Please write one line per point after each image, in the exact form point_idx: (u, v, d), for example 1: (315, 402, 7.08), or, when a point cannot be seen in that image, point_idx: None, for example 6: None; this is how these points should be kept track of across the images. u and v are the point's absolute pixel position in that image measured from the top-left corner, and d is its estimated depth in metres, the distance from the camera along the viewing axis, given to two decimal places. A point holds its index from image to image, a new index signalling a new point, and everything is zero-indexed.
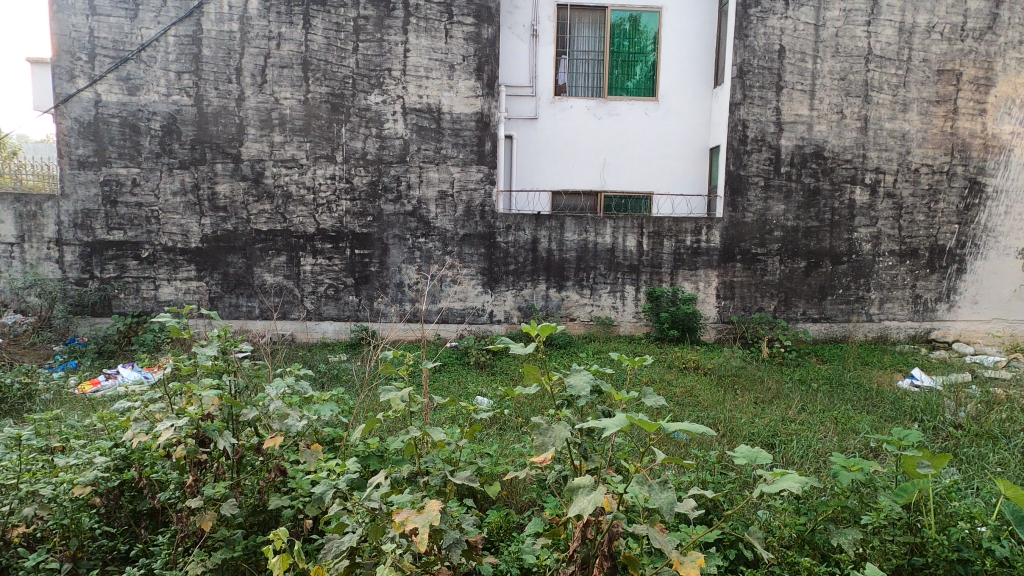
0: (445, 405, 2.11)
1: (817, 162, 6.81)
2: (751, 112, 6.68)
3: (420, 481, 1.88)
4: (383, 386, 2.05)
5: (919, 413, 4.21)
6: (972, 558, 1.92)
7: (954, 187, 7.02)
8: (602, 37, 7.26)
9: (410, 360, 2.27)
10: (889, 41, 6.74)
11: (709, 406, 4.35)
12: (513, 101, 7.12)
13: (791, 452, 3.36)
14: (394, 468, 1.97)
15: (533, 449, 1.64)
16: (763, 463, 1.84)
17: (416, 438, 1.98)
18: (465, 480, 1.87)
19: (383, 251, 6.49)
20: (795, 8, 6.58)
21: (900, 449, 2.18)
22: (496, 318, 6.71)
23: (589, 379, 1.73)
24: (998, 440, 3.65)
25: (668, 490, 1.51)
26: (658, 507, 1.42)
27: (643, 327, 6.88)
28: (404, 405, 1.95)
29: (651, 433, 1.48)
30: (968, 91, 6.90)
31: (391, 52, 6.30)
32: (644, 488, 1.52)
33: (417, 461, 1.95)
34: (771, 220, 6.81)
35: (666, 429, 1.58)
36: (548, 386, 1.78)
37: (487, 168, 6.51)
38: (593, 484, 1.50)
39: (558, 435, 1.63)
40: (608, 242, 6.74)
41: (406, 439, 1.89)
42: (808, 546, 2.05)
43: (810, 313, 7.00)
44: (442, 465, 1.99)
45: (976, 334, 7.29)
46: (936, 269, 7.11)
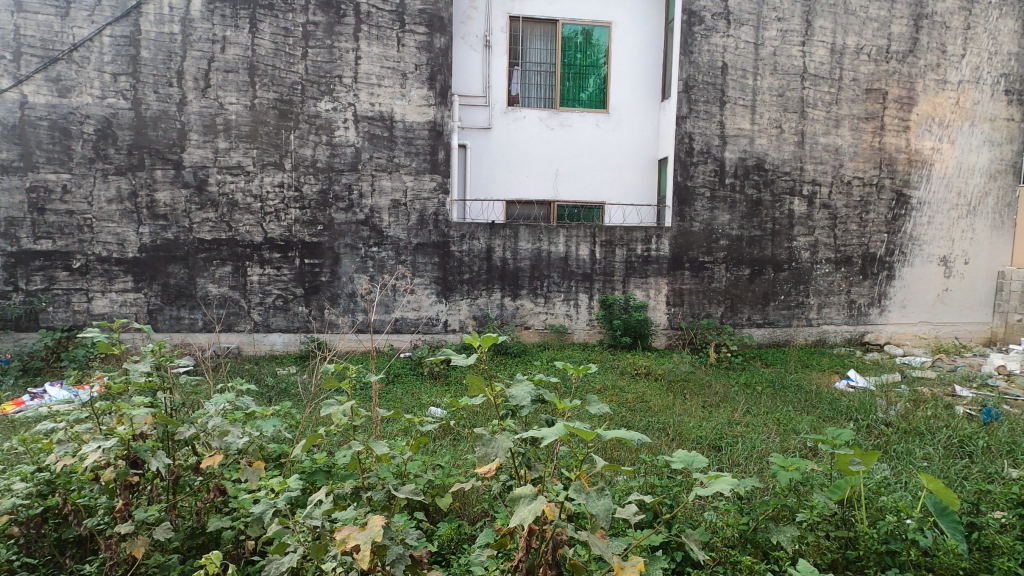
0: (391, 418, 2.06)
1: (758, 174, 7.12)
2: (697, 125, 6.93)
3: (363, 497, 1.85)
4: (324, 400, 1.99)
5: (854, 412, 4.44)
6: (898, 549, 2.05)
7: (883, 199, 7.48)
8: (554, 49, 7.37)
9: (353, 374, 2.23)
10: (822, 61, 7.14)
11: (660, 411, 4.46)
12: (467, 110, 7.12)
13: (736, 453, 3.47)
14: (338, 484, 1.93)
15: (477, 460, 1.65)
16: (699, 467, 1.90)
17: (360, 452, 1.94)
18: (410, 493, 1.84)
19: (335, 260, 6.35)
20: (737, 27, 6.89)
21: (833, 448, 2.30)
22: (451, 327, 6.67)
23: (530, 389, 1.72)
24: (923, 436, 3.89)
25: (607, 497, 1.51)
26: (596, 515, 1.43)
27: (597, 335, 7.00)
28: (347, 419, 1.90)
29: (590, 441, 1.49)
30: (893, 109, 7.38)
31: (342, 59, 6.21)
32: (584, 495, 1.51)
33: (362, 475, 1.92)
34: (717, 229, 7.08)
35: (604, 437, 1.59)
36: (493, 397, 1.78)
37: (441, 177, 6.49)
38: (535, 494, 1.50)
39: (501, 445, 1.63)
40: (562, 251, 6.82)
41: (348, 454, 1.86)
42: (751, 545, 2.10)
43: (755, 319, 7.29)
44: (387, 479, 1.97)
45: (905, 336, 7.76)
46: (868, 275, 7.54)
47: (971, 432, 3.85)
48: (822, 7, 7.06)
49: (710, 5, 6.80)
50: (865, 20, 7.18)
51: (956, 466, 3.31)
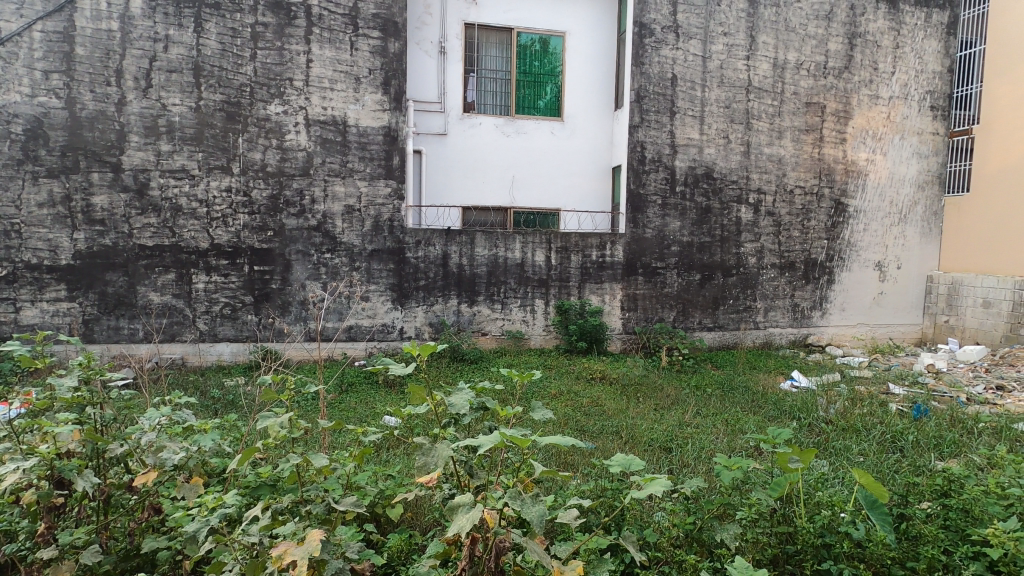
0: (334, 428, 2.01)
1: (707, 182, 7.36)
2: (649, 134, 7.11)
3: (302, 510, 1.81)
4: (262, 413, 1.95)
5: (796, 412, 4.64)
6: (833, 542, 2.12)
7: (823, 207, 7.85)
8: (509, 57, 7.42)
9: (292, 385, 2.19)
10: (765, 74, 7.45)
11: (613, 414, 4.53)
12: (421, 116, 7.09)
13: (686, 454, 3.55)
14: (276, 499, 1.88)
15: (417, 470, 1.64)
16: (637, 469, 1.93)
17: (299, 465, 1.90)
18: (350, 506, 1.82)
19: (286, 267, 6.19)
20: (685, 40, 7.12)
21: (774, 447, 2.38)
22: (406, 334, 6.60)
23: (470, 397, 1.72)
24: (860, 432, 4.10)
25: (542, 504, 1.52)
26: (529, 522, 1.44)
27: (553, 340, 7.05)
28: (285, 432, 1.86)
29: (525, 447, 1.50)
30: (831, 122, 7.77)
31: (293, 62, 6.08)
32: (519, 501, 1.52)
33: (300, 489, 1.87)
34: (669, 235, 7.26)
35: (540, 443, 1.61)
36: (434, 407, 1.77)
37: (396, 182, 6.43)
38: (474, 503, 1.53)
39: (440, 454, 1.63)
40: (518, 257, 6.86)
41: (286, 467, 1.83)
42: (696, 544, 2.16)
43: (705, 322, 7.51)
44: (328, 491, 1.92)
45: (844, 338, 8.15)
46: (811, 280, 7.89)
47: (902, 428, 4.08)
48: (765, 24, 7.39)
49: (660, 18, 7.01)
50: (804, 37, 7.55)
51: (889, 460, 3.49)
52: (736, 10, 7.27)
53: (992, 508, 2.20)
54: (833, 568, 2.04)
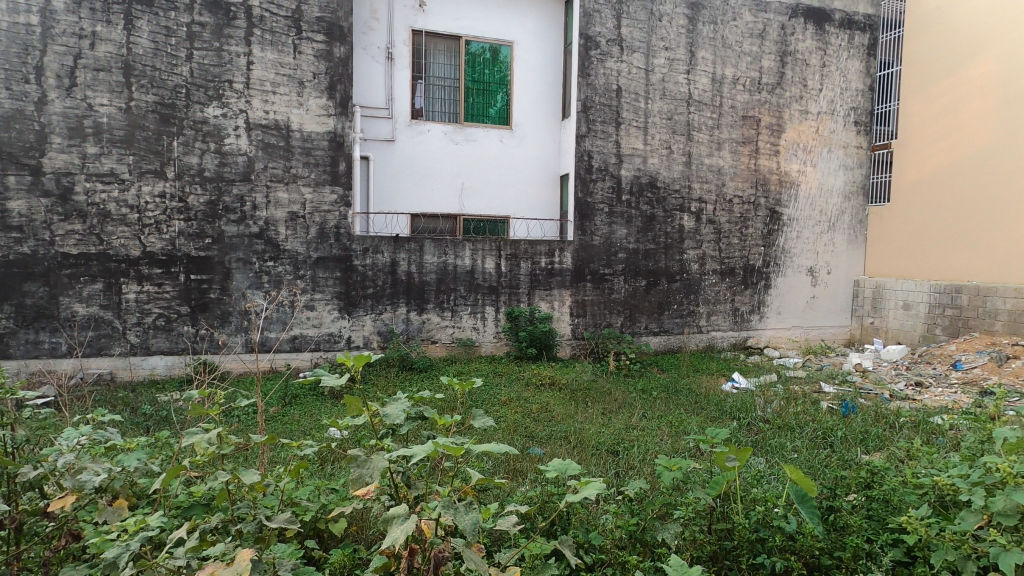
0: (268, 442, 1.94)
1: (651, 191, 7.59)
2: (595, 144, 7.28)
3: (232, 530, 1.74)
4: (190, 429, 1.86)
5: (736, 412, 4.85)
6: (767, 536, 2.21)
7: (759, 216, 8.23)
8: (457, 65, 7.42)
9: (223, 399, 2.10)
10: (704, 88, 7.77)
11: (562, 420, 4.58)
12: (368, 122, 6.99)
13: (632, 457, 3.63)
14: (204, 519, 1.80)
15: (351, 483, 1.61)
16: (573, 472, 1.95)
17: (229, 482, 1.82)
18: (284, 522, 1.76)
19: (226, 275, 5.94)
20: (629, 53, 7.35)
21: (712, 447, 2.49)
22: (354, 344, 6.45)
23: (405, 407, 1.70)
24: (793, 430, 4.31)
25: (476, 511, 1.52)
26: (462, 530, 1.44)
27: (504, 347, 7.08)
28: (213, 448, 1.78)
29: (458, 455, 1.51)
30: (765, 135, 8.17)
31: (232, 64, 5.88)
32: (452, 510, 1.52)
33: (230, 508, 1.80)
34: (616, 243, 7.44)
35: (474, 450, 1.61)
36: (371, 418, 1.74)
37: (342, 189, 6.30)
38: (409, 514, 1.53)
39: (375, 466, 1.61)
40: (468, 264, 6.85)
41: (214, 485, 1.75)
42: (639, 544, 2.22)
43: (651, 327, 7.72)
44: (262, 509, 1.86)
45: (781, 339, 8.55)
46: (749, 285, 8.24)
47: (832, 424, 4.32)
48: (703, 40, 7.71)
49: (605, 31, 7.21)
50: (739, 53, 7.93)
51: (820, 456, 3.68)
52: (676, 26, 7.56)
53: (908, 496, 2.32)
54: (767, 561, 2.12)
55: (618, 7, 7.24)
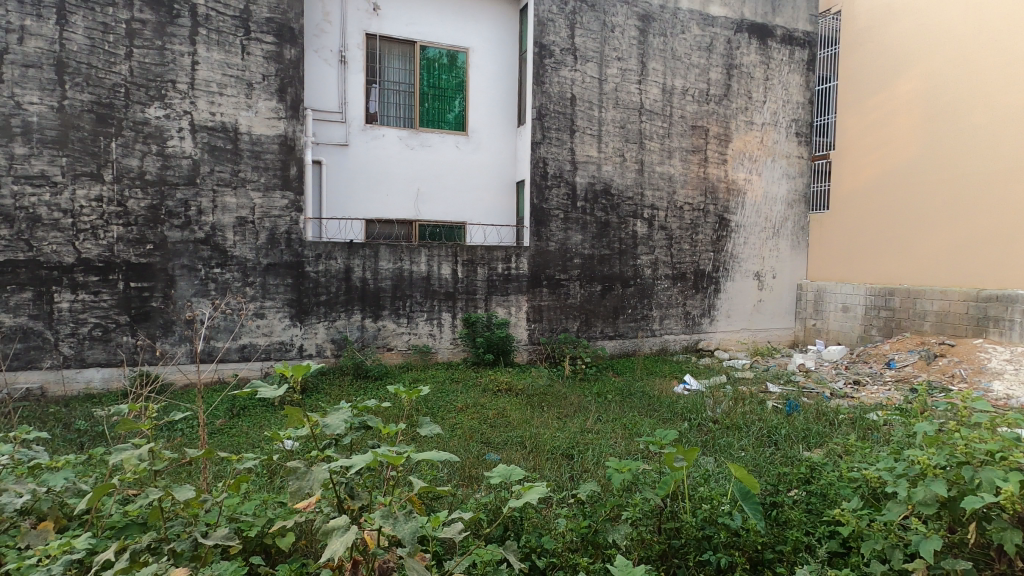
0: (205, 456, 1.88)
1: (605, 198, 7.74)
2: (550, 151, 7.37)
3: (165, 549, 1.69)
4: (119, 446, 1.80)
5: (687, 413, 4.99)
6: (712, 533, 2.28)
7: (708, 222, 8.51)
8: (412, 70, 7.38)
9: (156, 413, 2.03)
10: (655, 98, 8.00)
11: (518, 425, 4.59)
12: (321, 126, 6.86)
13: (586, 459, 3.67)
14: (134, 540, 1.73)
15: (290, 496, 1.59)
16: (516, 478, 1.98)
17: (162, 500, 1.76)
18: (222, 538, 1.72)
19: (169, 283, 5.70)
20: (583, 63, 7.48)
21: (660, 448, 2.56)
22: (307, 352, 6.29)
23: (346, 417, 1.68)
24: (741, 429, 4.47)
25: (415, 520, 1.53)
26: (401, 540, 1.45)
27: (461, 353, 7.06)
28: (144, 464, 1.72)
29: (398, 464, 1.52)
30: (713, 144, 8.46)
31: (176, 63, 5.66)
32: (389, 520, 1.52)
33: (163, 527, 1.75)
34: (571, 248, 7.54)
35: (414, 459, 1.61)
36: (312, 429, 1.71)
37: (293, 194, 6.15)
38: (350, 525, 1.53)
39: (316, 477, 1.60)
40: (424, 270, 6.80)
41: (144, 502, 1.70)
42: (591, 546, 2.25)
43: (607, 331, 7.85)
44: (198, 525, 1.82)
45: (730, 342, 8.84)
46: (699, 289, 8.50)
47: (776, 423, 4.50)
48: (654, 52, 7.94)
49: (559, 41, 7.32)
50: (688, 65, 8.19)
51: (766, 454, 3.83)
52: (628, 37, 7.76)
53: (842, 489, 2.45)
54: (713, 558, 2.19)
55: (572, 17, 7.37)
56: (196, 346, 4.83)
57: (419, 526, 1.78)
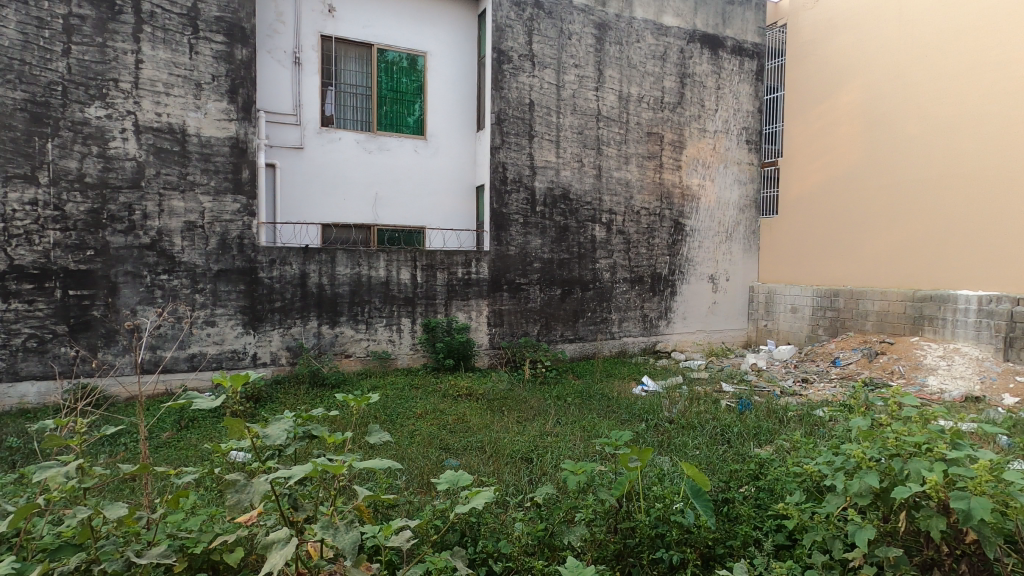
0: (141, 471, 1.81)
1: (564, 203, 7.83)
2: (509, 156, 7.41)
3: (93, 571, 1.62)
4: (44, 463, 1.71)
5: (645, 413, 5.09)
6: (665, 531, 2.32)
7: (665, 227, 8.71)
8: (369, 73, 7.29)
9: (89, 427, 1.94)
10: (612, 105, 8.15)
11: (478, 430, 4.58)
12: (274, 128, 6.70)
13: (545, 462, 3.69)
14: (60, 561, 1.65)
15: (227, 509, 1.54)
16: (464, 483, 1.98)
17: (93, 518, 1.69)
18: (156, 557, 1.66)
19: (111, 290, 5.44)
20: (540, 69, 7.56)
21: (615, 449, 2.60)
22: (260, 361, 6.11)
23: (287, 426, 1.65)
24: (695, 428, 4.59)
25: (357, 530, 1.51)
26: (341, 551, 1.44)
27: (421, 358, 7.00)
28: (72, 483, 1.64)
29: (339, 472, 1.50)
30: (668, 150, 8.68)
31: (118, 61, 5.43)
32: (329, 533, 1.50)
33: (93, 547, 1.68)
34: (531, 253, 7.59)
35: (358, 467, 1.60)
36: (253, 440, 1.66)
37: (245, 197, 5.98)
38: (291, 538, 1.53)
39: (256, 490, 1.55)
40: (382, 275, 6.71)
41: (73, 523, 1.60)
42: (548, 549, 2.26)
43: (567, 334, 7.93)
44: (133, 544, 1.75)
45: (686, 343, 9.06)
46: (657, 292, 8.69)
47: (729, 422, 4.64)
48: (610, 59, 8.09)
49: (517, 47, 7.37)
50: (643, 73, 8.38)
51: (719, 452, 3.94)
52: (585, 45, 7.88)
53: (787, 483, 2.54)
54: (665, 555, 2.24)
55: (529, 24, 7.44)
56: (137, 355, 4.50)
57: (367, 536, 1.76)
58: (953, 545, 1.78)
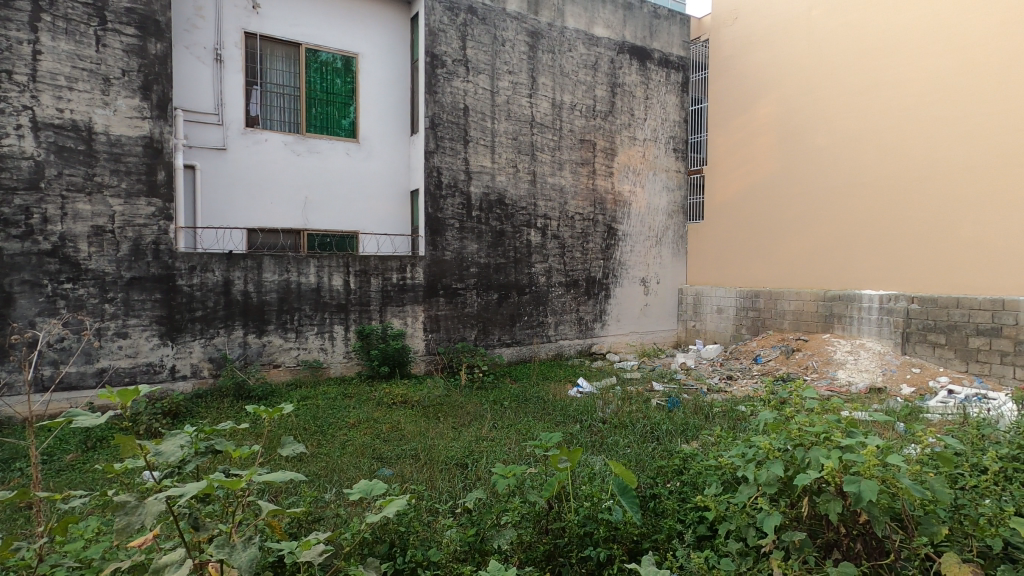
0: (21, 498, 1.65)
1: (499, 208, 7.88)
2: (444, 160, 7.37)
3: None
4: None
5: (579, 414, 5.19)
6: (593, 529, 2.36)
7: (598, 231, 8.93)
8: (297, 73, 7.06)
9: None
10: (545, 112, 8.29)
11: (413, 438, 4.51)
12: (194, 127, 6.36)
13: (481, 467, 3.69)
14: None
15: (115, 533, 1.44)
16: (377, 493, 1.96)
17: None
18: None
19: (5, 301, 4.97)
20: (474, 74, 7.58)
21: (545, 450, 2.62)
22: (179, 374, 5.75)
23: (182, 442, 1.58)
24: (627, 427, 4.73)
25: (255, 547, 1.49)
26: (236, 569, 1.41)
27: (355, 366, 6.82)
28: None
29: (237, 488, 1.46)
30: (601, 157, 8.91)
31: (12, 51, 4.98)
32: (224, 552, 1.47)
33: None
34: (467, 257, 7.57)
35: (258, 481, 1.57)
36: (147, 459, 1.57)
37: (161, 201, 5.63)
38: (184, 559, 1.51)
39: (150, 511, 1.46)
40: (313, 282, 6.49)
41: None
42: (478, 554, 2.27)
43: (504, 339, 7.97)
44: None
45: (620, 344, 9.32)
46: (591, 295, 8.90)
47: (658, 420, 4.82)
48: (543, 67, 8.23)
49: (450, 51, 7.36)
50: (575, 82, 8.58)
51: (650, 449, 4.07)
52: (518, 52, 7.98)
53: (706, 477, 2.66)
54: (594, 553, 2.27)
55: (463, 29, 7.45)
56: (25, 374, 3.73)
57: (281, 552, 1.70)
58: (849, 526, 1.94)
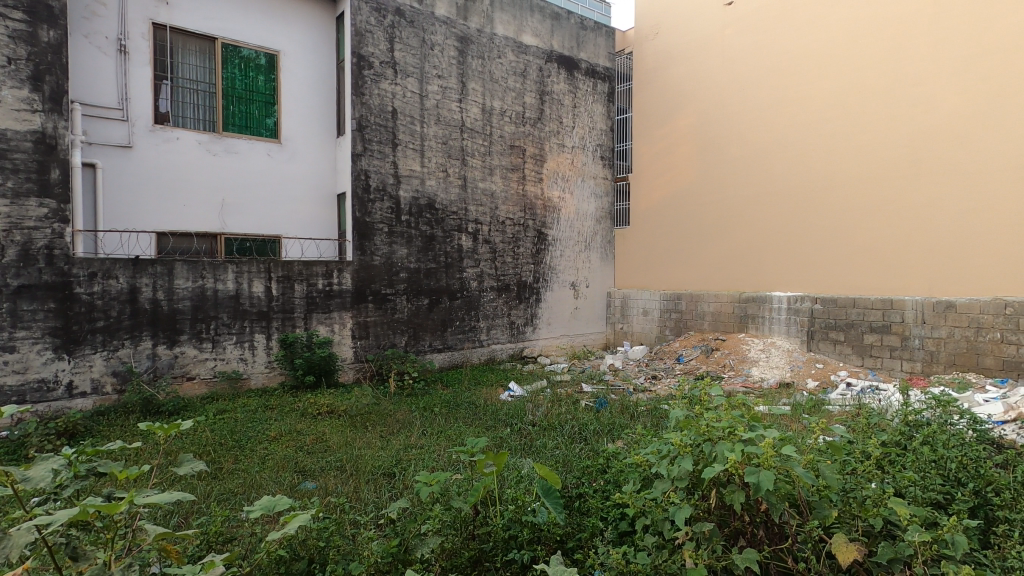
0: None
1: (430, 213, 7.81)
2: (372, 163, 7.22)
3: None
4: None
5: (510, 418, 5.23)
6: (517, 532, 2.38)
7: (529, 236, 9.05)
8: (212, 68, 6.69)
9: None
10: (475, 117, 8.32)
11: (339, 448, 4.38)
12: (94, 123, 5.88)
13: (409, 475, 3.65)
14: None
15: None
16: (282, 508, 1.89)
17: None
18: None
19: None
20: (403, 77, 7.50)
21: (470, 455, 2.61)
22: (78, 391, 5.28)
23: (53, 468, 1.48)
24: (556, 428, 4.82)
25: None
26: None
27: (278, 377, 6.54)
28: None
29: (117, 512, 1.37)
30: (530, 163, 9.04)
31: None
32: None
33: None
34: (396, 262, 7.45)
35: (145, 504, 1.47)
36: (15, 491, 1.43)
37: (55, 201, 5.17)
38: None
39: (16, 543, 1.34)
40: (231, 288, 6.16)
41: None
42: (402, 563, 2.22)
43: (435, 344, 7.90)
44: None
45: (551, 347, 9.47)
46: (522, 299, 8.99)
47: (586, 421, 4.94)
48: (473, 73, 8.26)
49: (378, 53, 7.23)
50: (505, 88, 8.66)
51: (577, 449, 4.17)
52: (448, 56, 7.96)
53: (625, 475, 2.75)
54: (518, 556, 2.30)
55: (390, 31, 7.35)
56: None
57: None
58: (753, 514, 2.06)
